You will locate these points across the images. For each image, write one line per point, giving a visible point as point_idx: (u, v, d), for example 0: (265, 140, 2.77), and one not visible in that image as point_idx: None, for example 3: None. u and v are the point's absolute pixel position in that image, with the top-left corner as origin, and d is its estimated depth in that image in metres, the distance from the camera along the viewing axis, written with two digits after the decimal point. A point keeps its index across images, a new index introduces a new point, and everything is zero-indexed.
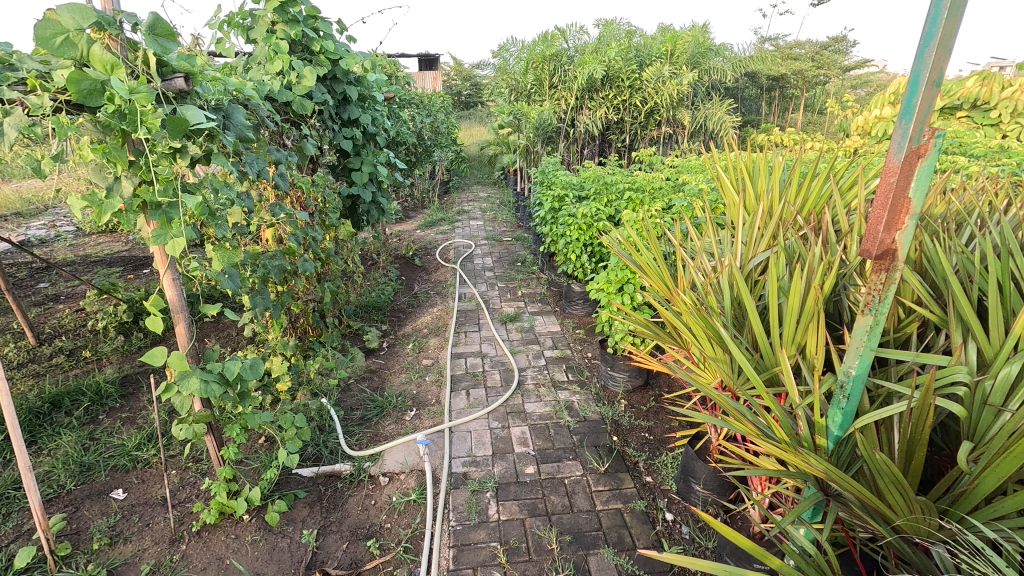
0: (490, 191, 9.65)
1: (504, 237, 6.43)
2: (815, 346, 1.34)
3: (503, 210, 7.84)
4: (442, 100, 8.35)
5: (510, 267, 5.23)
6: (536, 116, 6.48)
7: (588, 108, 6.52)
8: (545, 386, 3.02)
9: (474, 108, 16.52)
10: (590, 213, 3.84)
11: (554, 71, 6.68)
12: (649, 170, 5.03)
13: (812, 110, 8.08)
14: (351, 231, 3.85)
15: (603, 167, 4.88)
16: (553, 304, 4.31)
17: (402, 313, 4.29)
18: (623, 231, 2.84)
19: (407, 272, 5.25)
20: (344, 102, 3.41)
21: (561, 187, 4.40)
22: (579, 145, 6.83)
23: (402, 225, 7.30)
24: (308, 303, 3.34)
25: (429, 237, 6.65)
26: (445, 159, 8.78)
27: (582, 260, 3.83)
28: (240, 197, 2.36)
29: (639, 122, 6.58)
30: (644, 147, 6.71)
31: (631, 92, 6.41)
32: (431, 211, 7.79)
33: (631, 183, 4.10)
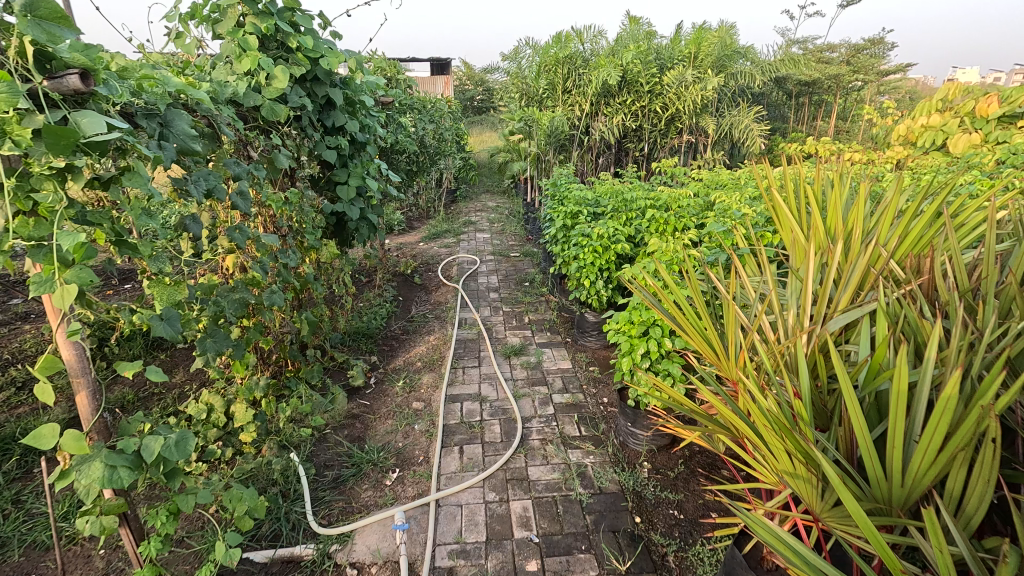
0: (500, 201, 9.23)
1: (512, 251, 5.99)
2: (973, 493, 0.91)
3: (512, 221, 7.41)
4: (450, 106, 7.97)
5: (516, 287, 4.78)
6: (549, 123, 6.06)
7: (605, 114, 6.08)
8: (552, 443, 2.56)
9: (485, 114, 16.15)
10: (606, 234, 3.38)
11: (568, 74, 6.26)
12: (671, 183, 4.57)
13: (844, 118, 7.55)
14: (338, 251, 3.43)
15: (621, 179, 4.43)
16: (563, 333, 3.84)
17: (395, 341, 3.86)
18: (647, 261, 2.36)
19: (405, 292, 4.83)
20: (328, 108, 3.00)
21: (574, 203, 3.95)
22: (593, 153, 6.38)
23: (405, 237, 6.89)
24: (283, 337, 2.92)
25: (432, 252, 6.23)
26: (453, 167, 8.39)
27: (598, 287, 3.37)
28: (185, 223, 1.95)
29: (659, 130, 6.12)
30: (664, 157, 6.24)
31: (651, 97, 5.97)
32: (436, 222, 7.38)
33: (653, 199, 3.64)
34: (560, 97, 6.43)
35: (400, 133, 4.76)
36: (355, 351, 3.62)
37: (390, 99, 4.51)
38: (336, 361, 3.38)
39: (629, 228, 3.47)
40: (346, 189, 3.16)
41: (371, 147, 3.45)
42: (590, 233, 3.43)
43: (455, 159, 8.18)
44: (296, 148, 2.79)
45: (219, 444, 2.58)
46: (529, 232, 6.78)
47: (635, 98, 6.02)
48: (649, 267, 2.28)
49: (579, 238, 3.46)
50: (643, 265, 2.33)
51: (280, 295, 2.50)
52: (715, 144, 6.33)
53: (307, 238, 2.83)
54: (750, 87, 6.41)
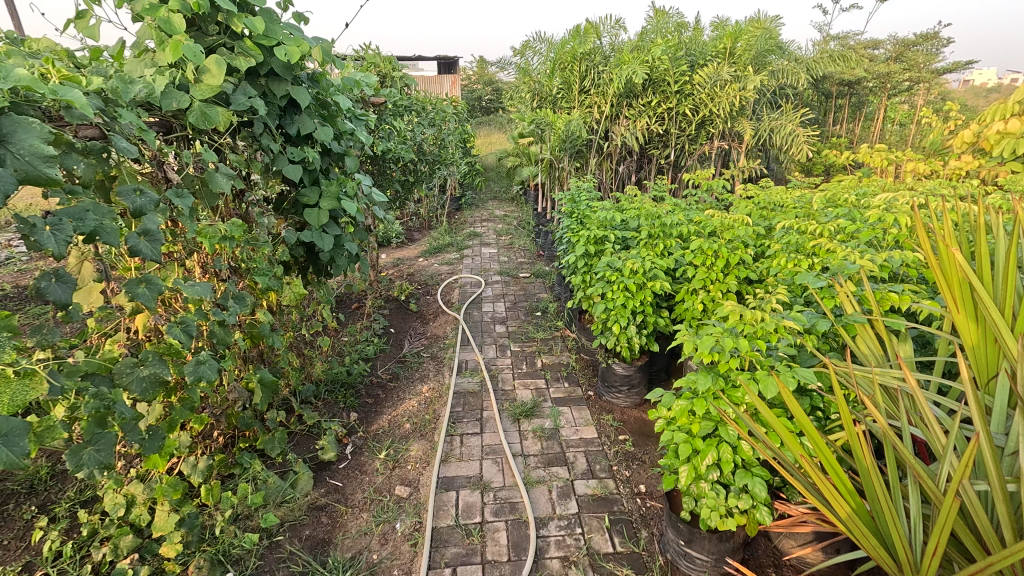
0: (508, 209, 8.58)
1: (521, 271, 5.34)
2: None
3: (521, 233, 6.76)
4: (455, 107, 7.33)
5: (526, 318, 4.12)
6: (565, 126, 5.42)
7: (627, 118, 5.43)
8: (577, 566, 1.91)
9: (494, 115, 15.51)
10: (642, 268, 2.73)
11: (587, 72, 5.61)
12: (710, 199, 3.90)
13: (890, 122, 6.82)
14: (309, 288, 2.79)
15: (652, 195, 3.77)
16: (584, 383, 3.19)
17: (381, 391, 3.22)
18: (716, 331, 1.68)
19: (399, 322, 4.19)
20: (291, 112, 2.37)
21: (597, 225, 3.30)
22: (613, 161, 5.73)
23: (404, 251, 6.27)
24: (231, 405, 2.29)
25: (432, 269, 5.60)
26: (459, 173, 7.76)
27: (630, 334, 2.72)
28: (46, 287, 1.31)
29: (687, 135, 5.45)
30: (693, 165, 5.57)
31: (680, 98, 5.30)
32: (438, 234, 6.76)
33: (699, 223, 2.97)
34: (577, 98, 5.78)
35: (395, 139, 4.13)
36: (331, 408, 2.99)
37: (382, 100, 3.87)
38: (306, 423, 2.75)
39: (669, 260, 2.81)
40: (313, 213, 2.51)
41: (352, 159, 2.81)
42: (620, 263, 2.78)
43: (460, 164, 7.54)
44: (245, 164, 2.16)
45: (136, 557, 1.95)
46: (541, 246, 6.12)
47: (661, 100, 5.36)
48: (724, 344, 1.59)
49: (606, 270, 2.82)
50: (710, 339, 1.64)
51: (212, 365, 1.84)
52: (750, 151, 5.65)
53: (260, 281, 2.20)
54: (791, 86, 5.71)
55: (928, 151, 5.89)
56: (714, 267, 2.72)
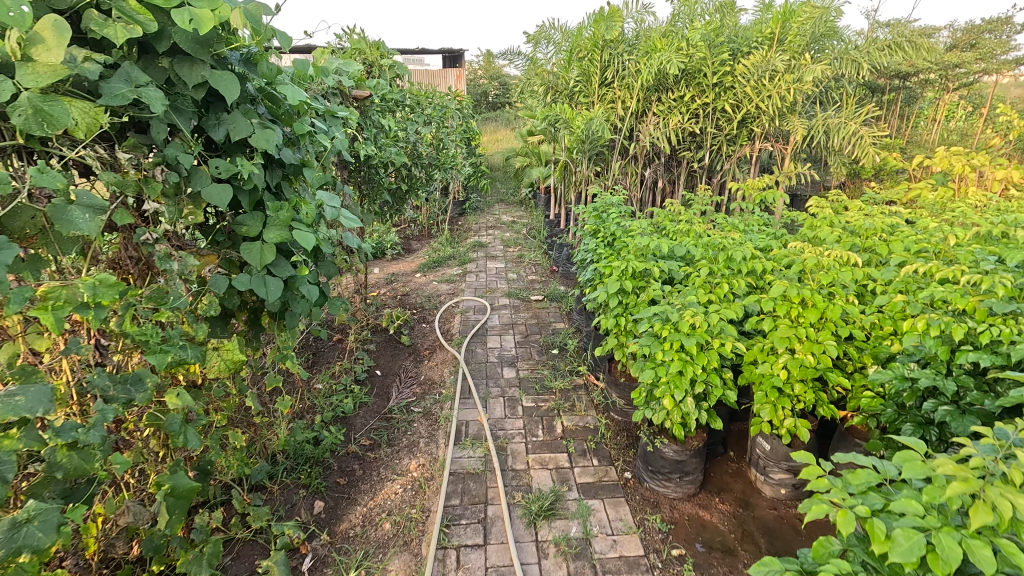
0: (516, 214, 7.87)
1: (533, 292, 4.63)
2: None
3: (531, 244, 6.05)
4: (460, 103, 6.65)
5: (540, 358, 3.42)
6: (585, 125, 4.74)
7: (656, 116, 4.74)
8: None
9: (501, 111, 14.79)
10: (706, 321, 2.01)
11: (609, 63, 4.90)
12: (768, 216, 3.18)
13: (949, 119, 6.05)
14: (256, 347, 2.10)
15: (698, 214, 3.07)
16: (617, 459, 2.49)
17: (358, 466, 2.51)
18: (909, 509, 0.91)
19: (388, 362, 3.50)
20: (216, 108, 1.67)
21: (635, 253, 2.60)
22: (639, 164, 5.02)
23: (401, 265, 5.59)
24: (125, 531, 1.60)
25: (431, 288, 4.92)
26: (463, 175, 7.08)
27: (687, 410, 2.02)
28: None
29: (725, 135, 4.73)
30: (731, 170, 4.84)
31: (717, 92, 4.59)
32: (438, 245, 6.08)
33: (774, 257, 2.27)
34: (597, 92, 5.08)
35: (385, 142, 3.46)
36: (289, 495, 2.29)
37: (367, 95, 3.20)
38: (251, 526, 2.06)
39: (738, 308, 2.10)
40: (253, 250, 1.81)
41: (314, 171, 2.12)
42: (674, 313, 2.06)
43: (463, 166, 6.84)
44: (138, 186, 1.46)
45: None
46: (554, 261, 5.41)
47: (696, 95, 4.68)
48: (952, 555, 0.81)
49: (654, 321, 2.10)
50: (906, 529, 0.87)
51: (46, 522, 1.13)
52: (797, 154, 4.92)
53: (159, 359, 1.48)
54: (844, 80, 4.98)
55: (1002, 153, 5.12)
56: (802, 320, 2.01)
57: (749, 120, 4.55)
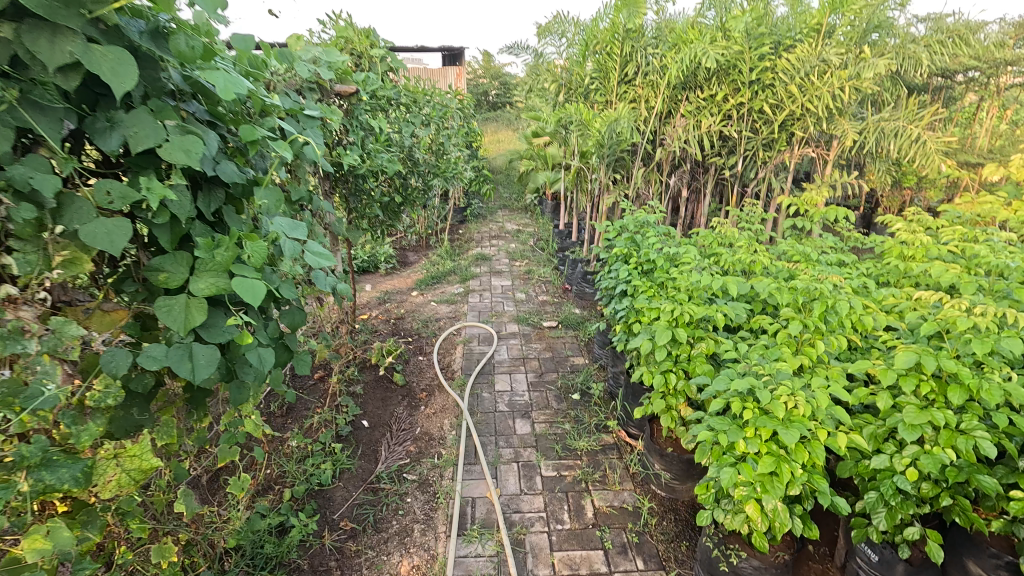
0: (522, 222, 7.33)
1: (545, 317, 4.09)
2: None
3: (540, 257, 5.50)
4: (462, 102, 6.10)
5: (558, 406, 2.87)
6: (604, 128, 4.19)
7: (684, 117, 4.21)
8: None
9: (502, 111, 14.25)
10: (807, 400, 1.46)
11: (631, 58, 4.36)
12: (836, 240, 2.64)
13: (997, 122, 5.52)
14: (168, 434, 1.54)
15: (751, 240, 2.54)
16: (668, 559, 1.93)
17: (335, 566, 1.95)
18: None
19: (378, 408, 2.95)
20: (107, 102, 1.11)
21: (686, 292, 2.06)
22: (664, 171, 4.48)
23: (396, 282, 5.04)
24: None
25: (429, 310, 4.37)
26: (463, 181, 6.54)
27: (778, 523, 1.46)
28: None
29: (761, 139, 4.20)
30: (767, 178, 4.31)
31: (755, 91, 4.06)
32: (438, 259, 5.53)
33: (880, 305, 1.73)
34: (616, 91, 4.55)
35: (376, 146, 2.93)
36: None
37: (355, 91, 2.70)
38: None
39: (843, 379, 1.55)
40: (174, 309, 1.26)
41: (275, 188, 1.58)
42: (761, 387, 1.50)
43: (464, 171, 6.30)
44: None
45: None
46: (567, 278, 4.87)
47: (729, 95, 4.16)
48: None
49: (731, 396, 1.54)
50: None
51: None
52: (841, 160, 4.39)
53: None
54: (894, 78, 4.45)
55: None
56: (937, 401, 1.47)
57: (790, 122, 4.01)
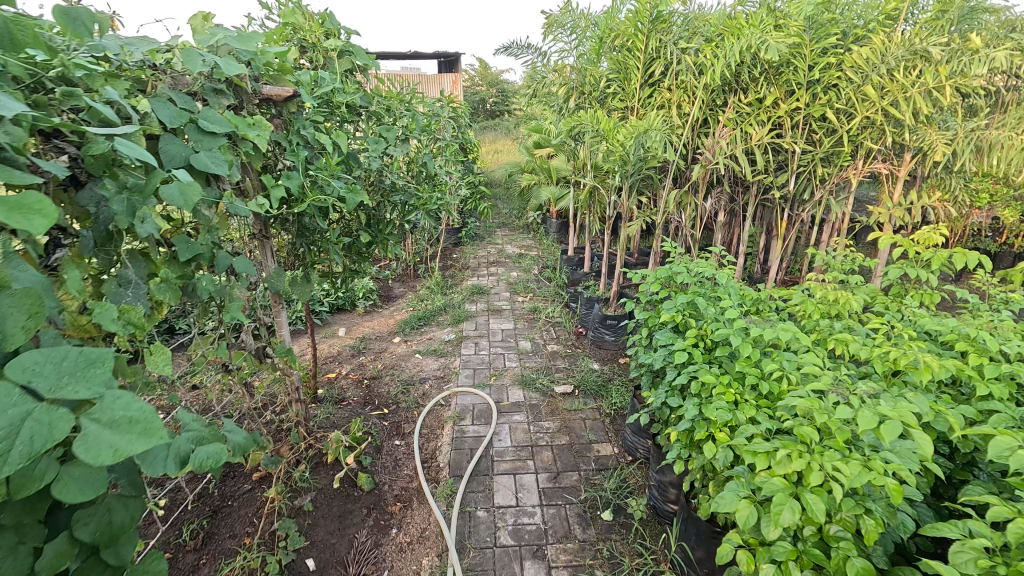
0: (523, 243, 6.50)
1: (557, 377, 3.26)
2: None
3: (546, 290, 4.69)
4: (456, 110, 5.30)
5: (583, 536, 2.05)
6: (629, 141, 3.38)
7: (724, 127, 3.42)
8: None
9: (501, 119, 13.45)
10: None
11: (659, 55, 3.57)
12: (988, 308, 1.83)
13: None
14: None
15: (865, 310, 1.73)
16: None
17: None
18: None
19: (333, 534, 2.13)
20: None
21: (812, 426, 1.20)
22: (699, 192, 3.67)
23: (376, 326, 4.22)
24: None
25: (414, 366, 3.55)
26: (457, 201, 5.74)
27: None
28: None
29: (821, 153, 3.41)
30: (826, 201, 3.52)
31: (815, 93, 3.28)
32: (427, 295, 4.71)
33: None
34: (639, 96, 3.75)
35: (327, 171, 2.13)
36: None
37: (293, 94, 1.93)
38: None
39: None
40: None
41: (28, 291, 0.78)
42: None
43: (458, 189, 5.50)
44: None
45: None
46: (580, 320, 4.04)
47: (782, 99, 3.36)
48: None
49: None
50: None
51: None
52: (916, 178, 3.59)
53: None
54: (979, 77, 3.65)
55: None
56: None
57: (861, 132, 3.21)
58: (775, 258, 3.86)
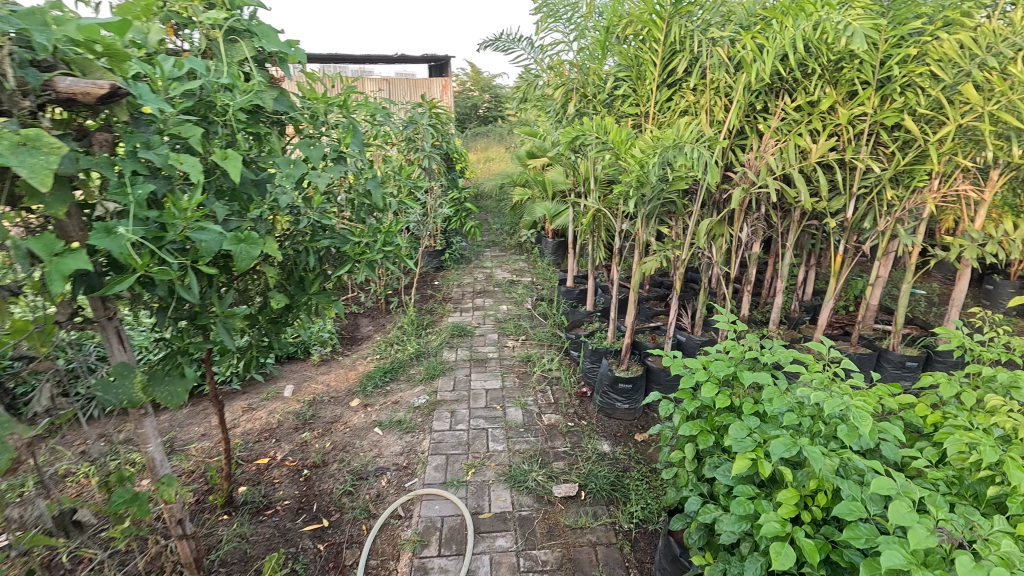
0: (515, 266, 5.73)
1: (556, 469, 2.47)
2: None
3: (541, 332, 3.91)
4: (435, 116, 4.50)
5: None
6: (648, 157, 2.60)
7: (769, 138, 2.66)
8: None
9: (493, 125, 12.73)
10: None
11: (683, 48, 2.80)
12: None
13: None
14: None
15: None
16: None
17: None
18: None
19: None
20: None
21: None
22: (735, 221, 2.90)
23: (333, 383, 3.42)
24: None
25: (371, 446, 2.75)
26: (438, 221, 4.96)
27: None
28: None
29: (892, 171, 2.66)
30: (897, 233, 2.77)
31: (889, 94, 2.54)
32: (398, 338, 3.92)
33: None
34: (657, 99, 2.98)
35: (185, 218, 1.28)
36: None
37: (111, 92, 1.14)
38: None
39: None
40: None
41: None
42: None
43: (438, 207, 4.71)
44: None
45: None
46: (583, 376, 3.26)
47: (842, 103, 2.63)
48: None
49: None
50: None
51: None
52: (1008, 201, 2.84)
53: None
54: None
55: None
56: None
57: (949, 146, 2.48)
58: (826, 300, 3.10)
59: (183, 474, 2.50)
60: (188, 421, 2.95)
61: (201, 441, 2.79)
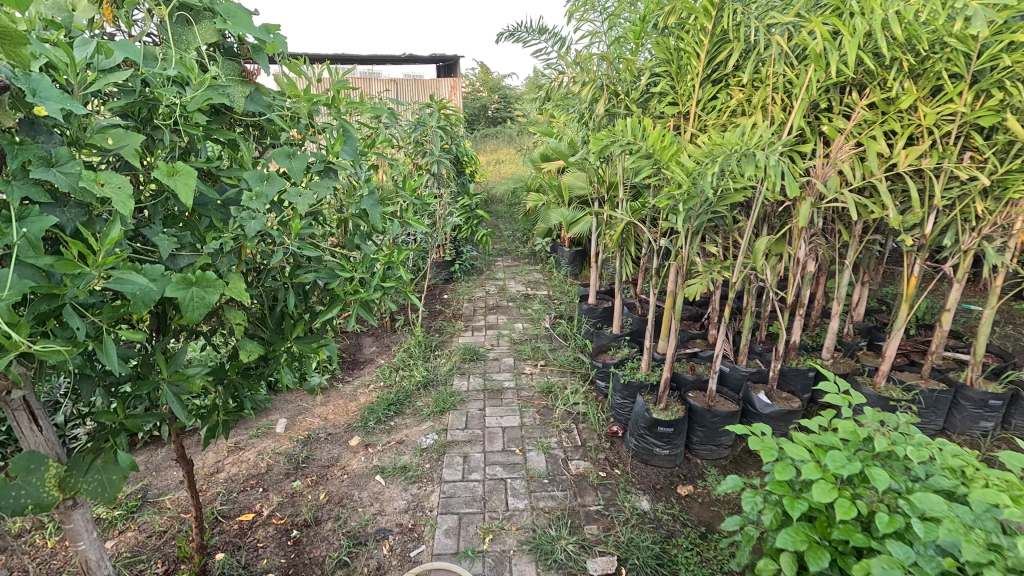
0: (530, 278, 5.35)
1: (589, 536, 2.08)
2: None
3: (563, 356, 3.52)
4: (445, 117, 4.11)
5: None
6: (698, 165, 2.21)
7: (840, 142, 2.26)
8: None
9: (503, 126, 12.38)
10: None
11: (735, 37, 2.42)
12: None
13: None
14: None
15: None
16: None
17: None
18: None
19: None
20: None
21: None
22: (796, 238, 2.49)
23: (331, 416, 3.05)
24: None
25: (372, 498, 2.38)
26: (447, 231, 4.58)
27: None
28: None
29: (987, 178, 2.26)
30: (988, 251, 2.36)
31: (986, 89, 2.14)
32: (404, 362, 3.55)
33: None
34: (701, 97, 2.60)
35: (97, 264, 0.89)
36: None
37: None
38: None
39: None
40: None
41: None
42: None
43: (448, 217, 4.33)
44: None
45: None
46: (612, 413, 2.87)
47: (927, 101, 2.23)
48: None
49: None
50: None
51: None
52: None
53: None
54: None
55: None
56: None
57: None
58: (897, 327, 2.67)
59: (153, 536, 2.15)
60: (165, 466, 2.60)
61: (178, 490, 2.43)
